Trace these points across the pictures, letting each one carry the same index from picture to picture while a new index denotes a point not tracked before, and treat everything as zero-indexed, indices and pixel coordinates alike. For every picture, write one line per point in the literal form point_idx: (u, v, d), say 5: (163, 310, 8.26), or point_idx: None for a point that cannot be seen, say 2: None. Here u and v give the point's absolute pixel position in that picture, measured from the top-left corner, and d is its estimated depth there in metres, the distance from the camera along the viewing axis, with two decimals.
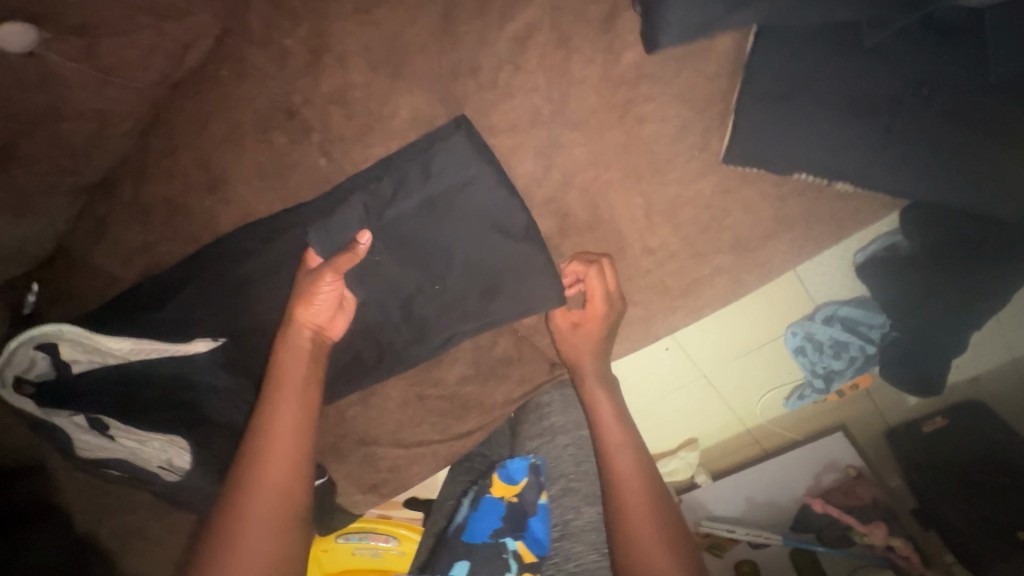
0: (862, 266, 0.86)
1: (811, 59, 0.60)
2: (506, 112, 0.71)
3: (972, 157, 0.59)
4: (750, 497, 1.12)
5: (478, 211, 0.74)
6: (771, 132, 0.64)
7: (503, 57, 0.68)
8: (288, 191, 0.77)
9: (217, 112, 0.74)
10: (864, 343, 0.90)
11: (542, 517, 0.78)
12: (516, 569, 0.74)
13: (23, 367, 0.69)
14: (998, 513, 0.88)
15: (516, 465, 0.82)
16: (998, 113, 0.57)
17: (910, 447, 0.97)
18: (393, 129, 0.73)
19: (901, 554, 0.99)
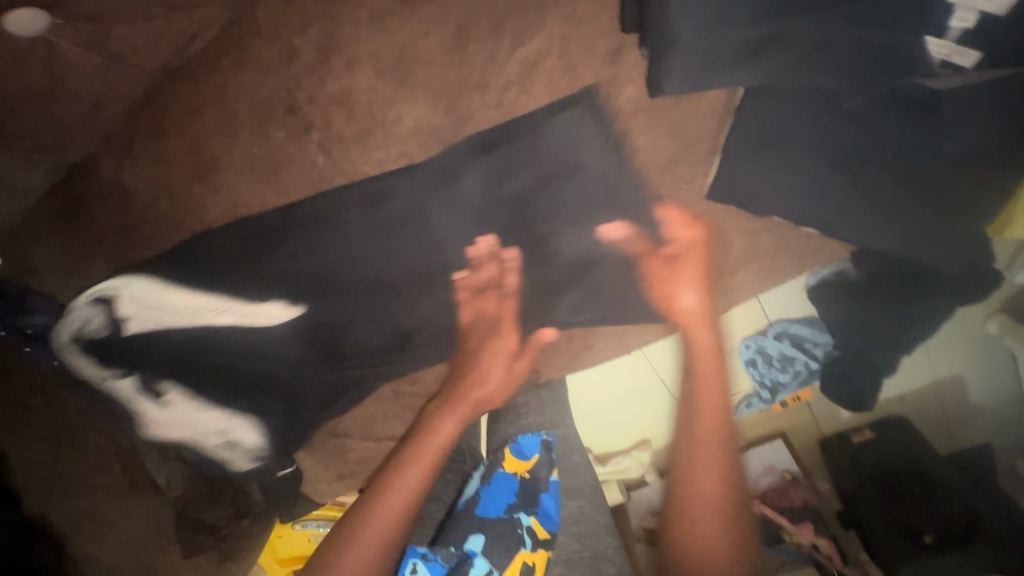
0: (816, 289, 0.95)
1: (802, 113, 0.66)
2: (507, 129, 0.73)
3: (920, 218, 0.67)
4: None
5: (481, 215, 0.75)
6: (755, 170, 0.72)
7: (510, 77, 0.71)
8: (282, 184, 0.76)
9: (213, 100, 0.74)
10: (808, 360, 0.98)
11: (552, 494, 0.83)
12: (531, 545, 0.76)
13: (81, 324, 0.70)
14: (914, 518, 0.95)
15: (528, 441, 0.88)
16: (951, 181, 0.63)
17: (840, 457, 1.05)
18: (394, 134, 0.74)
19: (824, 554, 1.00)
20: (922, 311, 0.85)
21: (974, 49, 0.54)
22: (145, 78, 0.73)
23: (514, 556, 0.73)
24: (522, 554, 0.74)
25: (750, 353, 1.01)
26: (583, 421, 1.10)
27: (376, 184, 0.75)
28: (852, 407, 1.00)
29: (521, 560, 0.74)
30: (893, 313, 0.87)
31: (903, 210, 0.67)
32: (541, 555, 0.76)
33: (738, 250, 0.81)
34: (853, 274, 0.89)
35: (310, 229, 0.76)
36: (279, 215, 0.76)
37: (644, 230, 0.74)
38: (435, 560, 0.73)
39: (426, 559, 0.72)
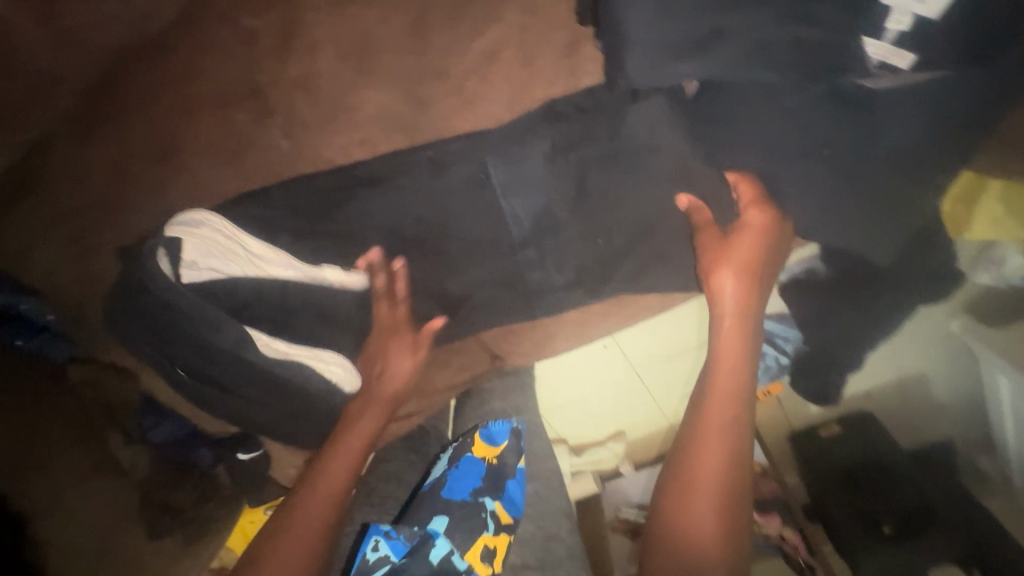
0: (787, 287, 0.93)
1: (741, 106, 0.67)
2: (468, 119, 0.74)
3: (853, 217, 0.68)
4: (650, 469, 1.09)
5: (443, 204, 0.77)
6: (704, 142, 0.72)
7: (469, 66, 0.72)
8: (245, 170, 0.77)
9: (173, 83, 0.74)
10: (778, 354, 0.96)
11: (517, 479, 0.88)
12: (494, 529, 0.81)
13: (167, 261, 0.60)
14: (876, 509, 0.86)
15: (498, 428, 0.92)
16: (886, 182, 0.65)
17: (811, 454, 0.96)
18: (356, 120, 0.75)
19: (791, 547, 0.95)
20: (882, 308, 0.85)
21: (908, 50, 0.57)
22: (98, 56, 0.74)
23: (475, 540, 0.78)
24: (484, 537, 0.79)
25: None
26: (559, 411, 1.14)
27: (336, 169, 0.76)
28: (819, 401, 0.96)
29: (481, 544, 0.79)
30: (853, 307, 0.86)
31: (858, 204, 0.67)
32: (503, 538, 0.81)
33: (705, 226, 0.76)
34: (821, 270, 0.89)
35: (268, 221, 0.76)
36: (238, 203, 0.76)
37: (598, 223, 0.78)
38: (397, 539, 0.78)
39: (389, 537, 0.77)
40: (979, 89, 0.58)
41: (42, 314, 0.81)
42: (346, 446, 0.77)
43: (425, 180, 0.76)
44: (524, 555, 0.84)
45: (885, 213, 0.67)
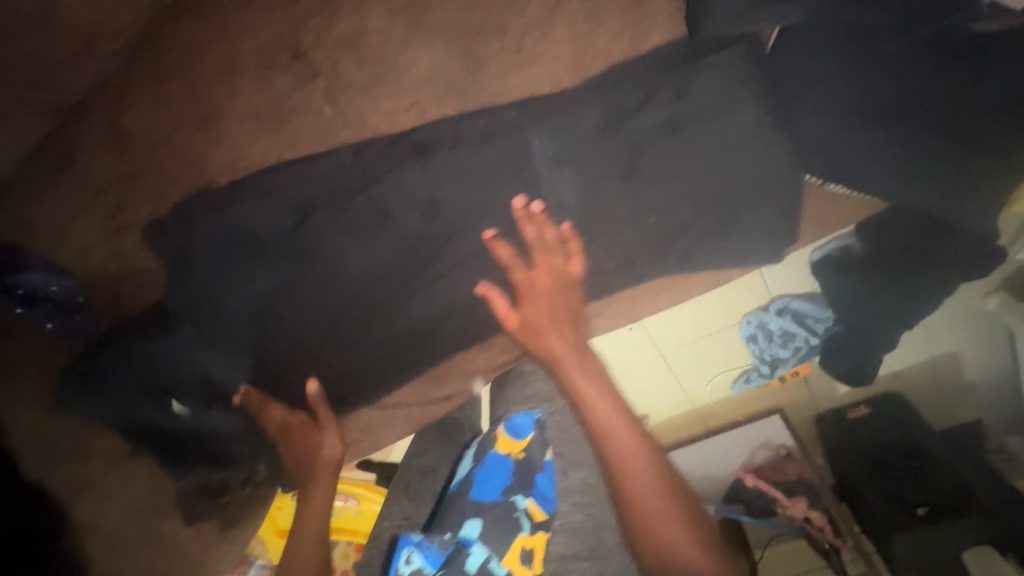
0: (819, 265, 0.99)
1: (829, 57, 0.64)
2: (524, 79, 0.70)
3: (948, 176, 0.64)
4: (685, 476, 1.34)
5: (485, 178, 0.75)
6: (779, 108, 0.70)
7: (530, 21, 0.67)
8: (291, 137, 0.74)
9: (214, 42, 0.69)
10: (809, 335, 1.11)
11: (547, 473, 0.88)
12: (530, 530, 0.79)
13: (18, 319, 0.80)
14: (901, 492, 1.24)
15: (522, 420, 0.92)
16: (988, 134, 0.61)
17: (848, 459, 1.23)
18: (406, 82, 0.71)
19: (816, 527, 1.34)
20: (917, 279, 0.86)
21: None
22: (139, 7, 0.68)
23: (511, 543, 0.77)
24: (521, 540, 0.78)
25: (751, 328, 1.17)
26: None
27: (390, 146, 0.75)
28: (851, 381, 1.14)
29: (519, 546, 0.77)
30: (889, 284, 0.90)
31: (941, 164, 0.64)
32: (541, 537, 0.80)
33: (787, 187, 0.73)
34: (856, 247, 0.91)
35: (307, 203, 0.77)
36: (278, 180, 0.76)
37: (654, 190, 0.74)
38: (431, 547, 0.76)
39: (421, 546, 0.76)
40: None
41: (72, 295, 0.79)
42: (321, 489, 0.96)
43: (479, 153, 0.74)
44: (575, 544, 0.84)
45: (967, 189, 0.65)
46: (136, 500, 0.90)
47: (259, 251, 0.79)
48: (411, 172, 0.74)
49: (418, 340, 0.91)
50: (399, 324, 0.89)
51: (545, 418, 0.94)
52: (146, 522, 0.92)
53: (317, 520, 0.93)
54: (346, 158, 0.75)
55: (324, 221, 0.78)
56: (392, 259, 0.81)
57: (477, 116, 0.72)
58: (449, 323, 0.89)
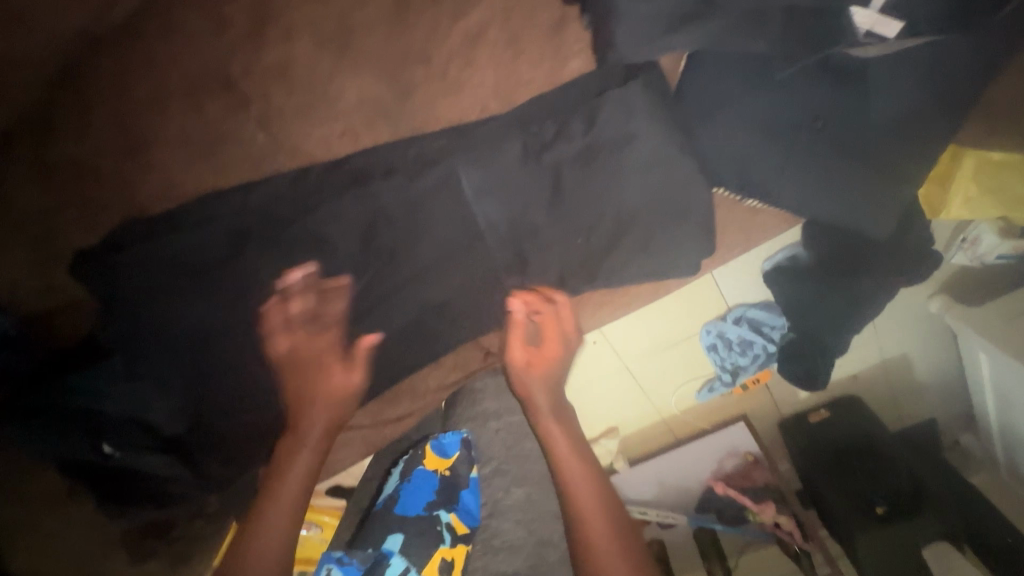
0: (768, 272, 1.02)
1: (734, 85, 0.67)
2: (453, 105, 0.73)
3: (847, 193, 0.68)
4: (660, 481, 1.24)
5: (422, 207, 0.78)
6: (696, 128, 0.72)
7: (454, 50, 0.69)
8: (217, 162, 0.75)
9: (139, 72, 0.69)
10: (767, 342, 1.09)
11: (472, 488, 0.99)
12: (449, 541, 0.93)
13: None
14: (867, 489, 1.11)
15: (449, 439, 1.00)
16: (881, 149, 0.65)
17: (801, 436, 1.21)
18: (337, 110, 0.72)
19: (787, 532, 1.15)
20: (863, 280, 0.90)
21: (894, 18, 0.59)
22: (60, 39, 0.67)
23: (433, 553, 0.91)
24: (440, 551, 0.91)
25: (712, 337, 1.11)
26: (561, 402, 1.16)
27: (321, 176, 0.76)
28: (807, 385, 1.08)
29: (440, 558, 0.91)
30: (835, 279, 0.92)
31: (858, 174, 0.67)
32: (461, 549, 0.93)
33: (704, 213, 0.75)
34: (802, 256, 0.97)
35: (241, 227, 0.77)
36: (219, 208, 0.76)
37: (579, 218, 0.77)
38: (349, 563, 0.93)
39: (340, 563, 0.93)
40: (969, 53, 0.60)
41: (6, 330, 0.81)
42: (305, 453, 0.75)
43: (414, 177, 0.76)
44: (514, 561, 0.90)
45: (869, 199, 0.67)
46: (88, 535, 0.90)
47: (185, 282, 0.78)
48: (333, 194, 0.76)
49: (387, 359, 0.90)
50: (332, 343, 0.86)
51: (473, 437, 1.01)
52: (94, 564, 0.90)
53: (291, 495, 0.72)
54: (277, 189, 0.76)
55: (250, 245, 0.77)
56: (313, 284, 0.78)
57: (409, 145, 0.75)
58: (394, 355, 0.90)
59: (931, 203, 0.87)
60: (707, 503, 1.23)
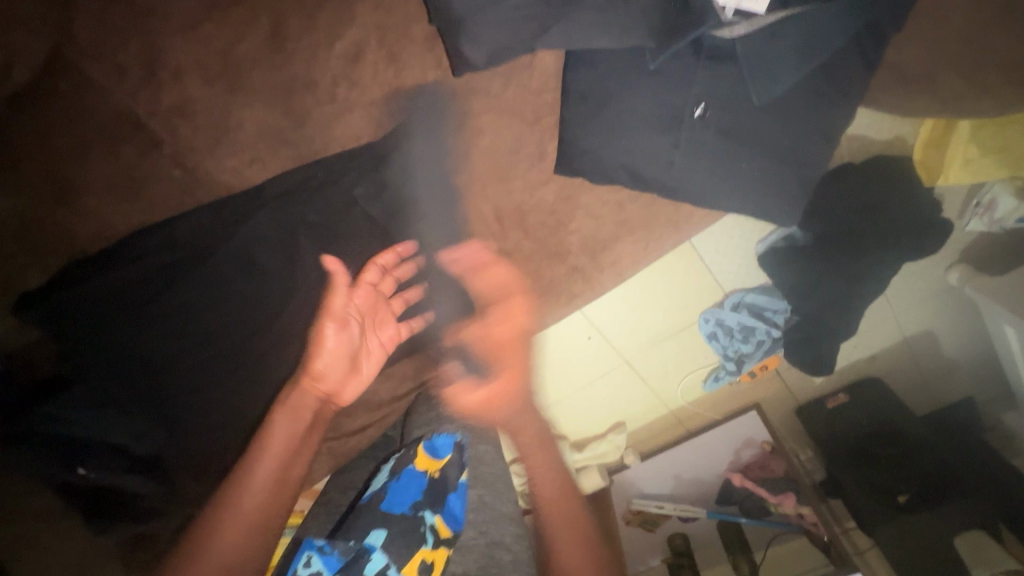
0: (764, 253, 1.07)
1: (610, 79, 0.66)
2: (348, 124, 0.74)
3: (754, 178, 0.67)
4: (676, 476, 1.48)
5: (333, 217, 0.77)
6: (587, 133, 0.68)
7: (336, 72, 0.71)
8: (145, 202, 0.78)
9: (58, 126, 0.73)
10: (769, 327, 1.14)
11: (459, 493, 0.87)
12: (431, 543, 0.80)
13: None
14: (880, 479, 1.23)
15: (442, 441, 0.89)
16: (763, 132, 0.66)
17: (816, 417, 1.37)
18: (240, 141, 0.75)
19: (811, 522, 1.31)
20: (878, 264, 1.00)
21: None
22: None
23: (412, 553, 0.78)
24: (422, 552, 0.78)
25: (711, 325, 1.18)
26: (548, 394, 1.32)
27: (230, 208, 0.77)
28: (814, 369, 1.14)
29: (419, 558, 0.78)
30: (843, 264, 1.01)
31: (758, 155, 0.67)
32: (442, 552, 0.79)
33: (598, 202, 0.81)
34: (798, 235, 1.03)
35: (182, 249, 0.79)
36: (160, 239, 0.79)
37: (497, 204, 0.81)
38: (331, 554, 0.78)
39: (322, 553, 0.78)
40: (840, 26, 0.59)
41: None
42: (268, 461, 0.68)
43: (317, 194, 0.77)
44: (467, 562, 0.84)
45: (773, 181, 0.68)
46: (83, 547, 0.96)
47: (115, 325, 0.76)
48: (263, 271, 0.78)
49: None
50: None
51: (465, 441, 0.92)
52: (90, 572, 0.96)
53: (232, 537, 0.63)
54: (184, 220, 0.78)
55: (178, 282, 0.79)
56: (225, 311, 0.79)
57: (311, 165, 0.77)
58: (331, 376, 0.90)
59: (926, 167, 0.94)
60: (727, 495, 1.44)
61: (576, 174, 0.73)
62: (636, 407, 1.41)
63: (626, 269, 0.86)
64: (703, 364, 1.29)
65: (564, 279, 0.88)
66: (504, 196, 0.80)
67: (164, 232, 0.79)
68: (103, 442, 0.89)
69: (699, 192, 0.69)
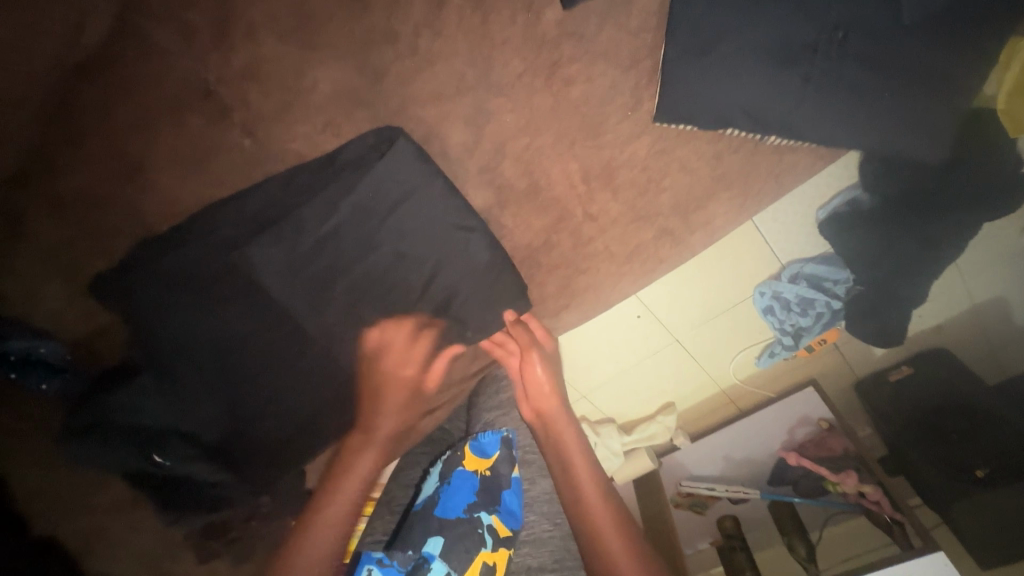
0: (825, 223, 0.96)
1: (730, 9, 0.59)
2: (428, 80, 0.69)
3: (887, 108, 0.62)
4: (726, 456, 1.40)
5: (394, 197, 0.73)
6: (697, 77, 0.63)
7: (417, 21, 0.65)
8: (213, 176, 0.75)
9: (123, 95, 0.70)
10: (830, 299, 1.04)
11: (514, 489, 0.84)
12: (491, 545, 0.77)
13: (42, 354, 0.84)
14: (957, 456, 1.09)
15: (489, 439, 0.87)
16: (906, 56, 0.60)
17: (878, 394, 1.24)
18: (314, 103, 0.71)
19: (872, 500, 1.15)
20: (955, 221, 0.87)
21: None
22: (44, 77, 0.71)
23: (474, 557, 0.75)
24: (483, 555, 0.76)
25: (767, 299, 1.09)
26: (603, 377, 1.29)
27: (285, 226, 0.73)
28: (883, 339, 1.03)
29: (481, 561, 0.75)
30: (913, 227, 0.89)
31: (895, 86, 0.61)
32: (502, 554, 0.77)
33: (695, 156, 0.75)
34: (863, 199, 0.93)
35: (260, 219, 0.75)
36: (227, 217, 0.76)
37: (584, 163, 0.74)
38: (391, 564, 0.75)
39: (382, 564, 0.75)
40: None
41: (61, 356, 0.86)
42: (377, 442, 0.79)
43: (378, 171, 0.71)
44: (541, 555, 0.81)
45: (919, 106, 0.62)
46: (156, 536, 0.97)
47: (198, 304, 0.79)
48: (338, 253, 0.76)
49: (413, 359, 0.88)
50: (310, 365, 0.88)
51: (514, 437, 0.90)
52: (161, 564, 0.98)
53: (319, 552, 0.69)
54: (256, 193, 0.75)
55: (258, 239, 0.74)
56: (309, 273, 0.78)
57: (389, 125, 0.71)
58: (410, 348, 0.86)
59: (1013, 119, 0.78)
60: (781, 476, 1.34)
61: (685, 125, 0.67)
62: (685, 389, 1.35)
63: (718, 228, 0.82)
64: (757, 340, 1.21)
65: (650, 239, 0.83)
66: (593, 153, 0.74)
67: (241, 207, 0.75)
68: (178, 430, 0.88)
69: (818, 128, 0.65)
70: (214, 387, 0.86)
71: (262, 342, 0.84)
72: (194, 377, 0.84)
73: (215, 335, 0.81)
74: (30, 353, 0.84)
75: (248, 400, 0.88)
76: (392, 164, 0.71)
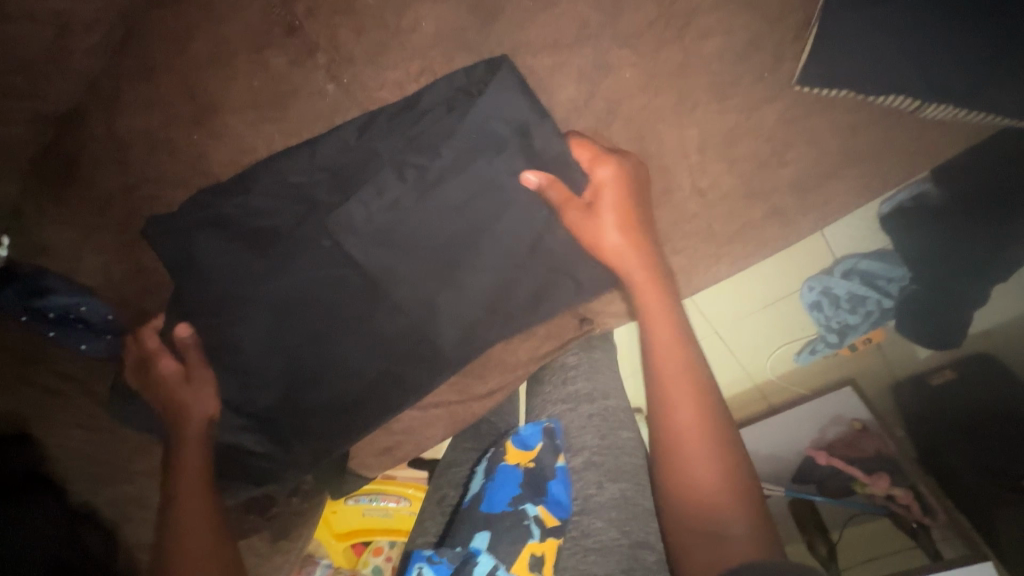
0: (888, 215, 0.84)
1: None
2: (545, 25, 0.64)
3: None
4: (755, 450, 1.17)
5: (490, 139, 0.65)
6: (860, 37, 0.58)
7: None
8: (293, 123, 0.68)
9: (202, 25, 0.66)
10: (882, 297, 0.90)
11: (560, 479, 0.79)
12: (539, 536, 0.73)
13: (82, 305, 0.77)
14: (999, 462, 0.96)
15: (530, 430, 0.82)
16: None
17: (916, 403, 1.06)
18: (413, 46, 0.65)
19: (901, 503, 1.03)
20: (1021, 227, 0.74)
21: None
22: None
23: (521, 549, 0.71)
24: (530, 546, 0.72)
25: (815, 295, 0.94)
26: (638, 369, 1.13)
27: (383, 177, 0.66)
28: (940, 339, 0.91)
29: (528, 553, 0.72)
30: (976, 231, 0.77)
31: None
32: (552, 544, 0.73)
33: (824, 126, 0.68)
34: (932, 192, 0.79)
35: (339, 169, 0.68)
36: (297, 167, 0.68)
37: (703, 130, 0.68)
38: (440, 563, 0.72)
39: (431, 562, 0.73)
40: None
41: (102, 316, 0.78)
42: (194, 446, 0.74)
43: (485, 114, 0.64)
44: (608, 566, 0.71)
45: None
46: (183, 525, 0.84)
47: (250, 263, 0.71)
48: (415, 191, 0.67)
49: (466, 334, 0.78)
50: (380, 337, 0.77)
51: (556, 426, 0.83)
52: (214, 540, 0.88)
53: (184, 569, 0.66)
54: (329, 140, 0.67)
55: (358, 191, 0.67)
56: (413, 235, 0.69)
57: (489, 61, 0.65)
58: (489, 327, 0.78)
59: None
60: (807, 472, 1.14)
61: (828, 89, 0.63)
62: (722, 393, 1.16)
63: (836, 214, 0.73)
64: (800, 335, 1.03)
65: (761, 219, 0.74)
66: (714, 117, 0.67)
67: (320, 159, 0.68)
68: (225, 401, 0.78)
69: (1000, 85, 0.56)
70: (275, 344, 0.75)
71: (325, 296, 0.74)
72: (254, 342, 0.74)
73: (275, 282, 0.72)
74: (72, 302, 0.76)
75: (313, 365, 0.78)
76: (499, 96, 0.63)
